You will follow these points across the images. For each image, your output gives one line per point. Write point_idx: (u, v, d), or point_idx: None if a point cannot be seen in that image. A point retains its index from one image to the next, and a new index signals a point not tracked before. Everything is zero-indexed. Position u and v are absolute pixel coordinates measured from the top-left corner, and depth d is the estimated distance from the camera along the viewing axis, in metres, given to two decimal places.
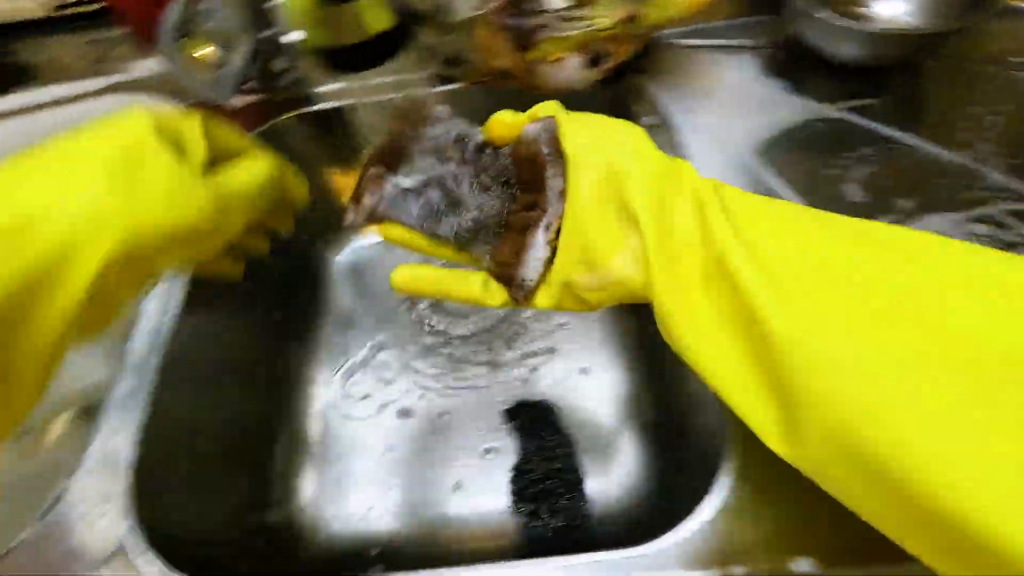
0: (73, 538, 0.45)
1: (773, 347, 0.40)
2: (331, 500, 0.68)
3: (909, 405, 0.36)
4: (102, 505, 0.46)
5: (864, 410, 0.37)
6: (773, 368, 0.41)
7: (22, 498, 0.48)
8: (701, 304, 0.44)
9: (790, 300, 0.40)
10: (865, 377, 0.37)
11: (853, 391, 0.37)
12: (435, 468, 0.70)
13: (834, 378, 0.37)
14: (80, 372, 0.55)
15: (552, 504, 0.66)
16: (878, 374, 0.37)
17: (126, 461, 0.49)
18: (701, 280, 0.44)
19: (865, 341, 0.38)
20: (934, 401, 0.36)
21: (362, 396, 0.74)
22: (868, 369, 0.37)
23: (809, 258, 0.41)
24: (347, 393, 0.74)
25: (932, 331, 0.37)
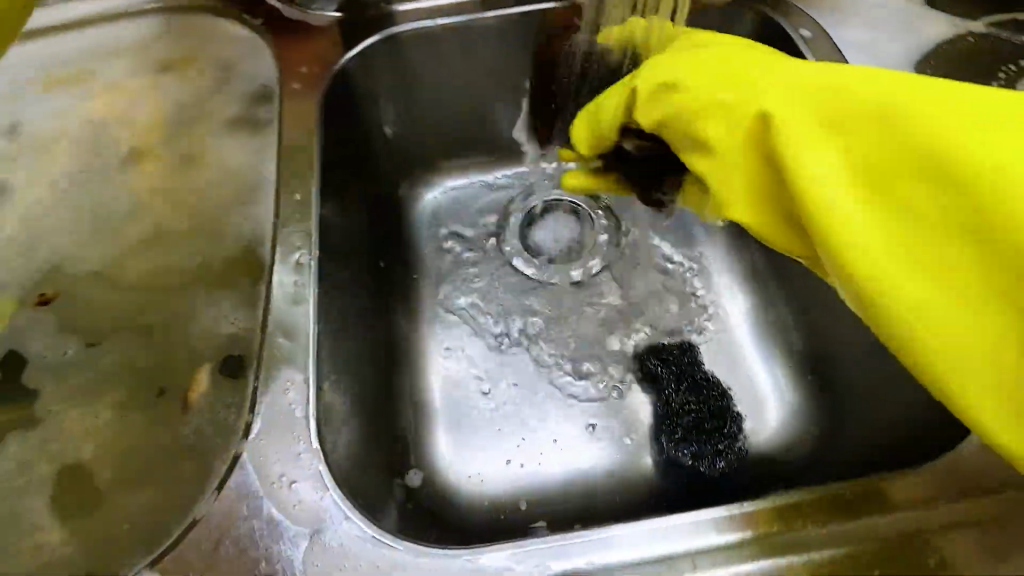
0: (269, 507, 0.37)
1: (817, 215, 0.35)
2: (466, 459, 0.63)
3: (922, 290, 0.32)
4: (294, 465, 0.39)
5: (869, 267, 0.34)
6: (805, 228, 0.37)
7: (180, 470, 0.40)
8: (751, 184, 0.38)
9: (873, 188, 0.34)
10: (897, 251, 0.33)
11: (888, 276, 0.33)
12: (572, 418, 0.64)
13: (852, 227, 0.34)
14: (209, 326, 0.46)
15: (716, 446, 0.60)
16: (919, 256, 0.33)
17: (307, 413, 0.40)
18: (719, 136, 0.39)
19: (878, 185, 0.34)
20: (956, 300, 0.32)
21: (474, 347, 0.68)
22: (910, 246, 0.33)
23: (821, 125, 0.36)
24: (458, 345, 0.69)
25: (914, 184, 0.33)
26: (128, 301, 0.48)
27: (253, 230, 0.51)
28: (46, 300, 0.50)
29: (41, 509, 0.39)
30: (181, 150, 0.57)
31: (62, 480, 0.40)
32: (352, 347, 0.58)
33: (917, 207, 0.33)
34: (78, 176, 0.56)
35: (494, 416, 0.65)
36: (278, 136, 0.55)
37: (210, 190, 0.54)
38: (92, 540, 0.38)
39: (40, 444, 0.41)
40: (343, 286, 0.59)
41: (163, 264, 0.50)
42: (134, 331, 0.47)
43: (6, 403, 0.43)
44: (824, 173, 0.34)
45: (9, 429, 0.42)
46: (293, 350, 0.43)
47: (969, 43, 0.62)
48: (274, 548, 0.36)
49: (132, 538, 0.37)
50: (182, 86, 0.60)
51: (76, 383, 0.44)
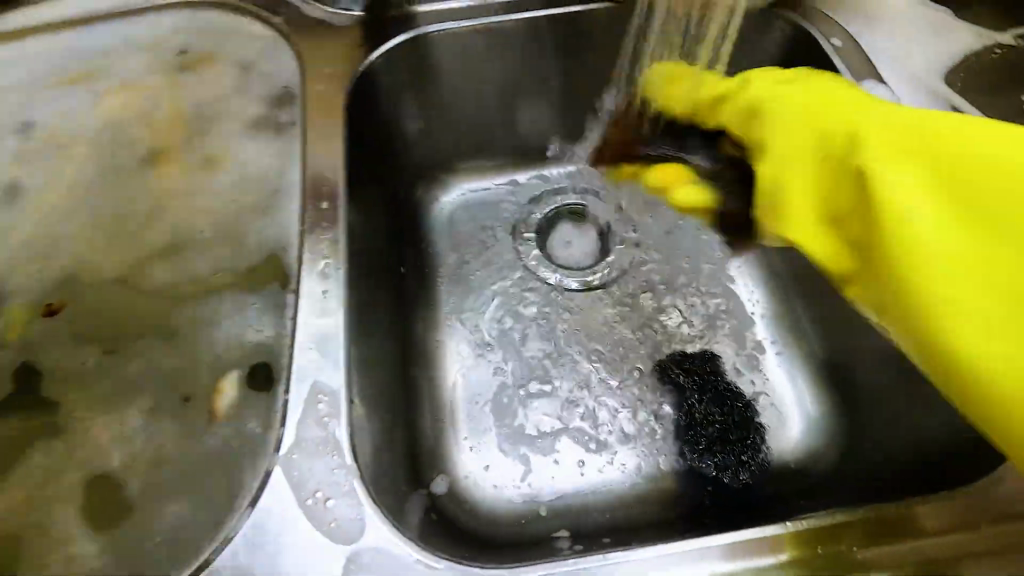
0: (302, 524, 0.36)
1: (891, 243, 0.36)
2: (487, 467, 0.62)
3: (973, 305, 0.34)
4: (328, 481, 0.38)
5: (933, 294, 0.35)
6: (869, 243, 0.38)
7: (209, 482, 0.39)
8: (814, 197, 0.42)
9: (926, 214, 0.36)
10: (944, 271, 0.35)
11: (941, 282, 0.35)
12: (592, 427, 0.63)
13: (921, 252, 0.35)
14: (236, 331, 0.45)
15: (739, 457, 0.60)
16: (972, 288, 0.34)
17: (339, 428, 0.39)
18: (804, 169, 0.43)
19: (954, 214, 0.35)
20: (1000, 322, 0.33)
21: (494, 353, 0.68)
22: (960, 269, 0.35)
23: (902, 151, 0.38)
24: (478, 351, 0.68)
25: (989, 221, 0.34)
26: (150, 308, 0.47)
27: (279, 234, 0.49)
28: (53, 311, 0.48)
29: (67, 524, 0.37)
30: (201, 150, 0.55)
31: (85, 492, 0.38)
32: (375, 353, 0.57)
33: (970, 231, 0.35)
34: (95, 178, 0.54)
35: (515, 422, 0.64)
36: (302, 138, 0.54)
37: (231, 192, 0.53)
38: (119, 556, 0.36)
39: (64, 454, 0.40)
40: (367, 290, 0.58)
41: (185, 268, 0.49)
42: (157, 336, 0.45)
43: (30, 412, 0.42)
44: (906, 201, 0.36)
45: (34, 437, 0.41)
46: (324, 360, 0.42)
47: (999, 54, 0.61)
48: (309, 566, 0.35)
49: (161, 554, 0.36)
50: (202, 84, 0.59)
51: (101, 392, 0.43)
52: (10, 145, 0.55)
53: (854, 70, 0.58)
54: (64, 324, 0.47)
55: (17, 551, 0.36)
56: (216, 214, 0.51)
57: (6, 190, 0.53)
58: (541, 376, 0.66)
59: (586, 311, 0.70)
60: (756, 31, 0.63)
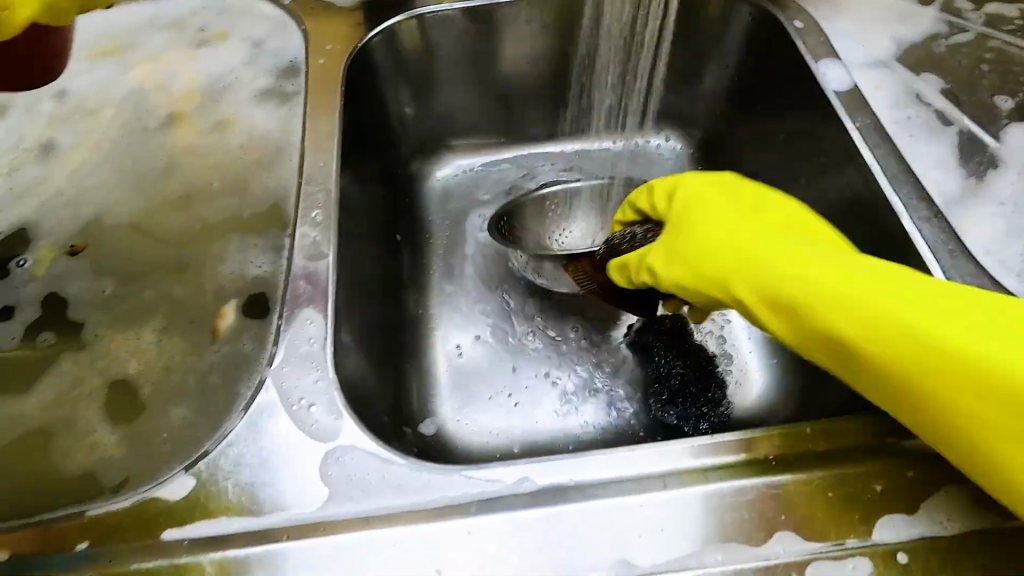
0: (288, 424, 0.42)
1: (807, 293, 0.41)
2: (465, 410, 0.67)
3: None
4: (313, 390, 0.43)
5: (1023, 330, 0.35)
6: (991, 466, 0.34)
7: (212, 392, 0.45)
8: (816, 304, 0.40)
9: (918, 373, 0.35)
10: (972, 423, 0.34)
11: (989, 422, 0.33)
12: (565, 379, 0.68)
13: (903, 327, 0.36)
14: (238, 269, 0.51)
15: (701, 409, 0.64)
16: None
17: (325, 348, 0.45)
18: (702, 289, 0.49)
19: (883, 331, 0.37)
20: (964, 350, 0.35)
21: (481, 310, 0.73)
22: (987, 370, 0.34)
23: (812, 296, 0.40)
24: (466, 308, 0.73)
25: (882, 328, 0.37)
26: (162, 249, 0.53)
27: (280, 189, 0.55)
28: (76, 253, 0.53)
29: (92, 419, 0.44)
30: (214, 116, 0.61)
31: (107, 393, 0.45)
32: (367, 303, 0.62)
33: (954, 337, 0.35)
34: (120, 137, 0.60)
35: (497, 373, 0.69)
36: (305, 106, 0.60)
37: (239, 152, 0.59)
38: (133, 447, 0.42)
39: (89, 363, 0.47)
40: (362, 245, 0.63)
41: (195, 216, 0.55)
42: (169, 272, 0.52)
43: (58, 332, 0.49)
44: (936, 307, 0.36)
45: (65, 352, 0.47)
46: (312, 293, 0.47)
47: (959, 40, 0.65)
48: (291, 459, 0.40)
49: (166, 448, 0.42)
50: (218, 58, 0.65)
51: (120, 316, 0.49)
52: (47, 108, 0.61)
53: (812, 49, 0.61)
54: (86, 261, 0.53)
55: (49, 439, 0.43)
56: (224, 171, 0.58)
57: (41, 146, 0.59)
58: (522, 332, 0.71)
59: (565, 276, 0.74)
60: (727, 17, 0.68)
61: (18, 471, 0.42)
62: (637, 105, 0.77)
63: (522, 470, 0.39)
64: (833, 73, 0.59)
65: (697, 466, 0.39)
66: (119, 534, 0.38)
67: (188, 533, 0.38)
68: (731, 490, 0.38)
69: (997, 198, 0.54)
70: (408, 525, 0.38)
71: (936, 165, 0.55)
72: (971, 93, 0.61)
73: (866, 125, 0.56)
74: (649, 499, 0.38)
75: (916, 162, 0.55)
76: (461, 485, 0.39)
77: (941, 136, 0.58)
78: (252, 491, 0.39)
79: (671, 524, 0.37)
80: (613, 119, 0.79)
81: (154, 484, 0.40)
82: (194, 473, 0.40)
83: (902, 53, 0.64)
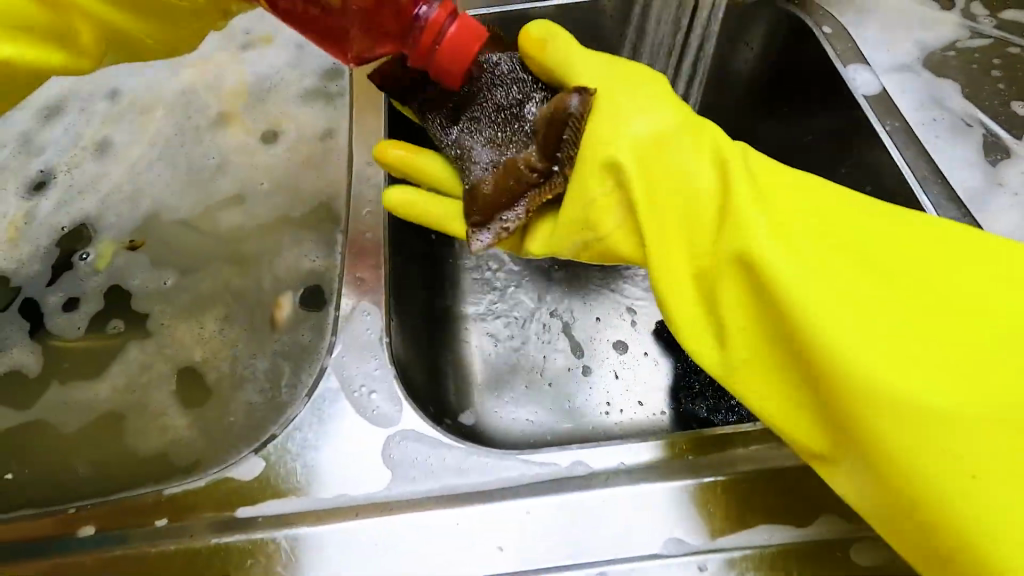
0: (352, 409, 0.44)
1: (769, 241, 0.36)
2: (500, 402, 0.69)
3: (910, 384, 0.32)
4: (373, 379, 0.45)
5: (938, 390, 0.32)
6: (828, 410, 0.35)
7: (275, 378, 0.47)
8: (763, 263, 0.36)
9: (819, 308, 0.34)
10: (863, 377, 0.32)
11: (868, 364, 0.32)
12: (596, 371, 0.70)
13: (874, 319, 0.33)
14: (293, 262, 0.53)
15: (731, 402, 0.66)
16: (974, 418, 0.31)
17: (383, 337, 0.47)
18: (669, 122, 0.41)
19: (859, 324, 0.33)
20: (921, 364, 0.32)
21: (510, 306, 0.75)
22: (878, 312, 0.34)
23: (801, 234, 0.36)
24: (495, 303, 0.76)
25: (848, 285, 0.34)
26: (218, 243, 0.55)
27: (330, 187, 0.57)
28: (136, 247, 0.55)
29: (164, 402, 0.46)
30: (262, 116, 0.64)
31: (175, 380, 0.47)
32: (407, 297, 0.64)
33: (878, 306, 0.34)
34: (172, 135, 0.62)
35: (528, 367, 0.71)
36: (350, 107, 0.62)
37: (287, 150, 0.61)
38: (203, 428, 0.45)
39: (156, 351, 0.49)
40: (402, 241, 0.65)
41: (249, 211, 0.57)
42: (227, 264, 0.54)
43: (125, 321, 0.51)
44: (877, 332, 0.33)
45: (133, 340, 0.50)
46: (367, 286, 0.50)
47: (978, 46, 0.67)
48: (355, 442, 0.43)
49: (235, 430, 0.45)
50: (265, 59, 0.67)
51: (182, 306, 0.51)
52: (102, 107, 0.64)
53: (841, 54, 0.63)
54: (145, 254, 0.55)
55: (123, 423, 0.45)
56: (274, 168, 0.60)
57: (97, 143, 0.62)
58: (551, 327, 0.74)
59: (594, 273, 0.77)
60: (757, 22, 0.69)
61: (97, 451, 0.44)
62: None
63: (576, 454, 0.41)
64: (862, 78, 0.61)
65: (743, 451, 0.41)
66: (197, 510, 0.40)
67: (261, 510, 0.40)
68: (774, 473, 0.40)
69: (1016, 202, 0.56)
70: (469, 505, 0.40)
71: (960, 170, 0.57)
72: (992, 97, 0.63)
73: (895, 128, 0.58)
74: (699, 482, 0.40)
75: (944, 165, 0.58)
76: (519, 466, 0.41)
77: (963, 140, 0.60)
78: (319, 472, 0.41)
79: (719, 508, 0.39)
80: None
81: (225, 465, 0.42)
82: (263, 455, 0.42)
83: (926, 58, 0.66)
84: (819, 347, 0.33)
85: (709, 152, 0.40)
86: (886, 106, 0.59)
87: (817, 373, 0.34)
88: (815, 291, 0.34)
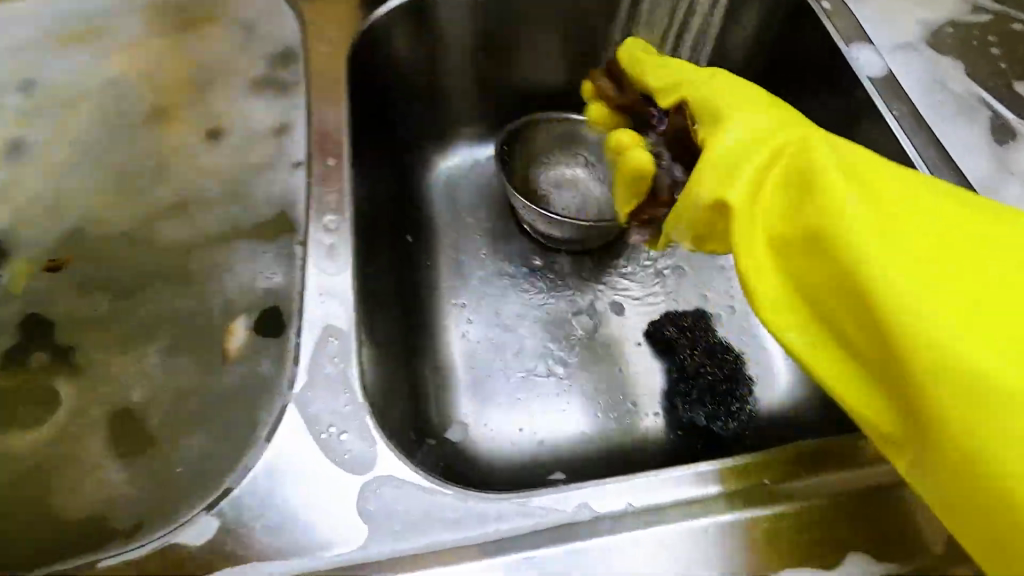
0: (318, 455, 0.38)
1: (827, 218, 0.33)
2: (485, 417, 0.64)
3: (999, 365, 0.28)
4: (342, 417, 0.39)
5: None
6: (911, 402, 0.31)
7: (229, 419, 0.41)
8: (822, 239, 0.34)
9: (894, 286, 0.31)
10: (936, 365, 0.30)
11: (948, 344, 0.29)
12: (587, 379, 0.66)
13: (950, 296, 0.30)
14: (247, 281, 0.47)
15: (730, 408, 0.63)
16: None
17: (350, 367, 0.41)
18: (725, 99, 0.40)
19: (930, 300, 0.30)
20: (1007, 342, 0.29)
21: (494, 307, 0.70)
22: (952, 289, 0.30)
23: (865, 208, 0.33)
24: (479, 306, 0.70)
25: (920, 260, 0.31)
26: (156, 260, 0.48)
27: (284, 191, 0.50)
28: (59, 268, 0.48)
29: (97, 455, 0.40)
30: (203, 110, 0.56)
31: (110, 426, 0.41)
32: (380, 310, 0.58)
33: (953, 289, 0.30)
34: (99, 134, 0.54)
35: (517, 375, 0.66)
36: (305, 98, 0.54)
37: (234, 150, 0.53)
38: (145, 484, 0.39)
39: (87, 392, 0.42)
40: (371, 248, 0.58)
41: (192, 222, 0.50)
42: (170, 284, 0.47)
43: (48, 358, 0.44)
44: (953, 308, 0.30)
45: (59, 379, 0.43)
46: (332, 310, 0.43)
47: (982, 20, 0.62)
48: (323, 494, 0.37)
49: (182, 485, 0.38)
50: (205, 43, 0.59)
51: (117, 337, 0.44)
52: (13, 102, 0.55)
53: (842, 31, 0.58)
54: (70, 275, 0.48)
55: (47, 482, 0.39)
56: (219, 171, 0.52)
57: (8, 145, 0.53)
58: (537, 332, 0.68)
59: (581, 272, 0.71)
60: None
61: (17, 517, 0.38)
62: None
63: (578, 498, 0.37)
64: (866, 59, 0.57)
65: (763, 481, 0.37)
66: None
67: None
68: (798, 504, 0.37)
69: None
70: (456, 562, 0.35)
71: (971, 155, 0.53)
72: (1001, 76, 0.58)
73: (902, 114, 0.54)
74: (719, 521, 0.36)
75: (952, 150, 0.53)
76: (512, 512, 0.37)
77: (969, 123, 0.55)
78: (283, 530, 0.36)
79: (739, 552, 0.35)
80: None
81: (170, 527, 0.36)
82: (215, 514, 0.36)
83: (929, 36, 0.61)
84: (901, 327, 0.30)
85: (777, 142, 0.37)
86: (892, 89, 0.55)
87: (892, 360, 0.31)
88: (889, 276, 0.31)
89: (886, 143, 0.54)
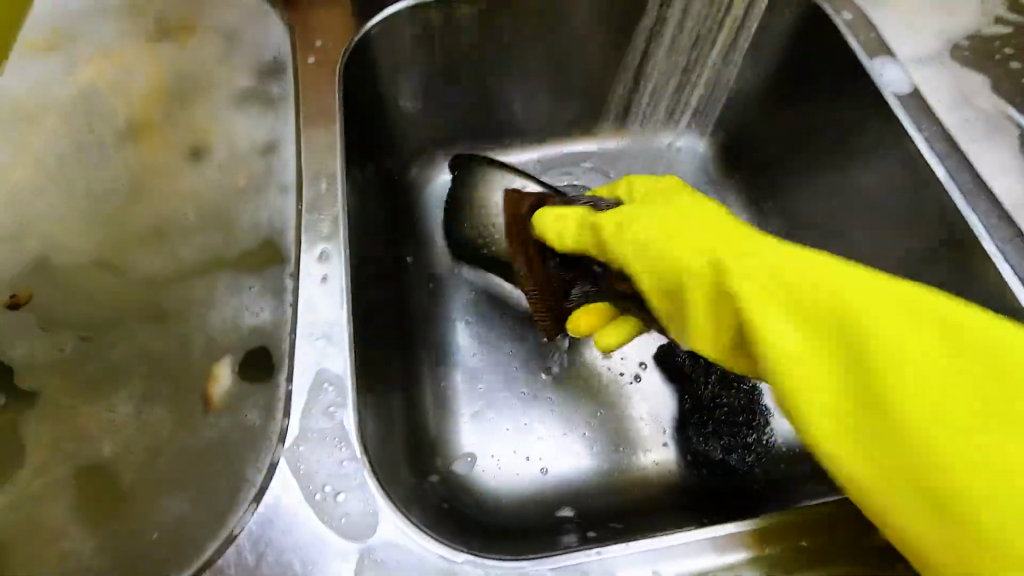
0: (313, 520, 0.34)
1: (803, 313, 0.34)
2: (488, 451, 0.60)
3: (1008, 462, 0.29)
4: (338, 474, 0.36)
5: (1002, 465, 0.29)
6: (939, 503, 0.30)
7: (212, 477, 0.37)
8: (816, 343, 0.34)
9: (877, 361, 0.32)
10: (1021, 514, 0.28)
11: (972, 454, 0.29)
12: (595, 410, 0.62)
13: (933, 392, 0.31)
14: (231, 318, 0.43)
15: (746, 440, 0.59)
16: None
17: (347, 419, 0.37)
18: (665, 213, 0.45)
19: (928, 401, 0.31)
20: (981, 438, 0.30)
21: (501, 322, 0.66)
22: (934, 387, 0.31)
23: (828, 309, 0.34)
24: (486, 317, 0.66)
25: (890, 351, 0.32)
26: (131, 294, 0.44)
27: (274, 218, 0.46)
28: (18, 303, 0.43)
29: (62, 519, 0.36)
30: (185, 125, 0.51)
31: (77, 485, 0.37)
32: (378, 341, 0.54)
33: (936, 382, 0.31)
34: (69, 151, 0.50)
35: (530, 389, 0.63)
36: (295, 115, 0.50)
37: (218, 171, 0.49)
38: (118, 552, 0.35)
39: (52, 444, 0.38)
40: (368, 275, 0.54)
41: (171, 250, 0.46)
42: (145, 322, 0.43)
43: (6, 406, 0.39)
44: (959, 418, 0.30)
45: (20, 430, 0.39)
46: (324, 352, 0.39)
47: (1004, 33, 0.60)
48: (320, 567, 0.33)
49: (159, 552, 0.35)
50: (188, 52, 0.55)
51: (84, 383, 0.40)
52: None
53: (864, 47, 0.55)
54: (30, 312, 0.43)
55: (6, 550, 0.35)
56: (202, 194, 0.48)
57: None
58: (543, 357, 0.65)
59: None
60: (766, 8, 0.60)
61: None
62: (661, 103, 0.69)
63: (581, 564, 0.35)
64: (890, 75, 0.54)
65: (789, 544, 0.36)
66: None
67: None
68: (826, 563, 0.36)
69: None
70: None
71: (1004, 177, 0.50)
72: None
73: (932, 134, 0.51)
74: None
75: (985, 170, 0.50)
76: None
77: (1000, 142, 0.53)
78: None
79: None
80: (635, 121, 0.71)
81: None
82: None
83: (954, 49, 0.58)
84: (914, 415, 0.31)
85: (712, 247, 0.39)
86: (917, 107, 0.52)
87: (913, 465, 0.31)
88: (923, 383, 0.31)
89: (914, 164, 0.51)
